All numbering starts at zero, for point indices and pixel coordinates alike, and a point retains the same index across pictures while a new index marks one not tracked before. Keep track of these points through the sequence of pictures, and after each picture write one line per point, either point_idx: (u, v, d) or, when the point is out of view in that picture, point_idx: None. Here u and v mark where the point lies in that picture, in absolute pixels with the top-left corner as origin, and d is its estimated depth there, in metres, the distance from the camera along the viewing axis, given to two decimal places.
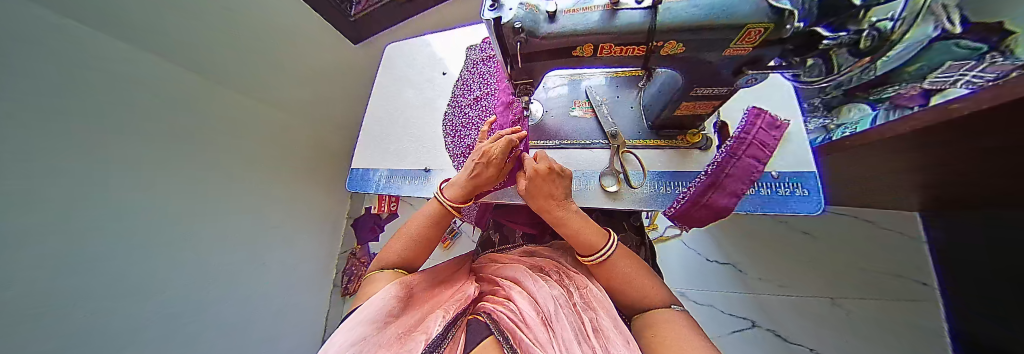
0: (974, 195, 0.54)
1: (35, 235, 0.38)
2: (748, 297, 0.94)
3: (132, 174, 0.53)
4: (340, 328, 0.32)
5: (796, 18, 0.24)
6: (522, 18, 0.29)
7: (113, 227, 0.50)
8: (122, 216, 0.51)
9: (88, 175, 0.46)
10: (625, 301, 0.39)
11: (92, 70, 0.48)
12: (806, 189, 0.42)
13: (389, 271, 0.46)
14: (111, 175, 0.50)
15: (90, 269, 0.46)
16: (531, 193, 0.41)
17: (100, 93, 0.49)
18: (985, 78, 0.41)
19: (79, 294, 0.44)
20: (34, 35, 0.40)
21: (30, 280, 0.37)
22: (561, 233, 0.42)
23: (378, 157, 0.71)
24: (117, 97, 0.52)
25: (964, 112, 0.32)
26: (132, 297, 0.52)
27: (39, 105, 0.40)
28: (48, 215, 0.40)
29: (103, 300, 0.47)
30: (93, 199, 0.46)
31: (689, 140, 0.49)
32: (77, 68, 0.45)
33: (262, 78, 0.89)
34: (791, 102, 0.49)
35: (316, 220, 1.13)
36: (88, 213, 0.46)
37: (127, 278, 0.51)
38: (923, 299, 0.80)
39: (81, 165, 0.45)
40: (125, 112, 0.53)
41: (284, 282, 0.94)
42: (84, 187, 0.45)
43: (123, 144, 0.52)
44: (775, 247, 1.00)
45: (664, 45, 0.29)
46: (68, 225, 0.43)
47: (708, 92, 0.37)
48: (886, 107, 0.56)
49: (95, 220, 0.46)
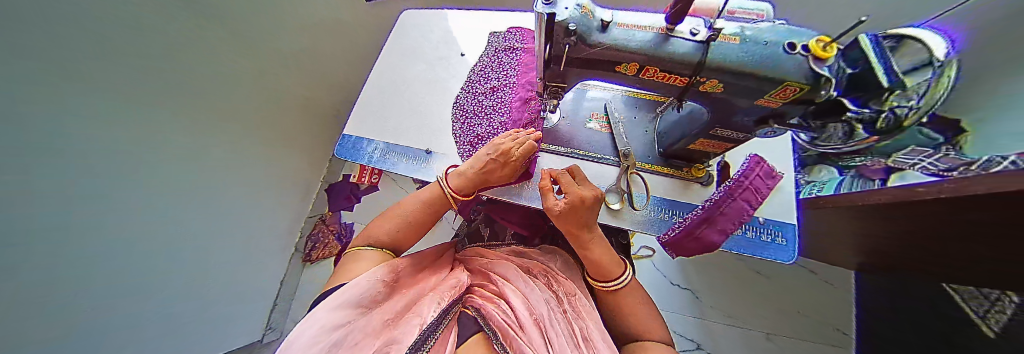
0: (921, 260, 0.62)
1: (54, 219, 0.35)
2: (700, 322, 1.03)
3: (111, 159, 0.43)
4: (317, 309, 0.29)
5: (831, 86, 0.26)
6: (577, 20, 0.28)
7: (107, 217, 0.44)
8: (126, 190, 0.46)
9: (76, 160, 0.37)
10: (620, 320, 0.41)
11: (81, 55, 0.37)
12: (785, 238, 0.46)
13: (377, 251, 0.43)
14: (114, 129, 0.43)
15: (106, 237, 0.43)
16: (570, 222, 0.37)
17: (86, 79, 0.38)
18: (939, 166, 0.50)
19: (88, 265, 0.41)
20: (32, 19, 0.29)
21: (31, 267, 0.33)
22: (584, 258, 0.41)
23: (375, 126, 0.67)
24: (99, 74, 0.40)
25: (929, 196, 0.38)
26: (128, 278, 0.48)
27: (59, 78, 0.34)
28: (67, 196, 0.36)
29: (103, 279, 0.44)
30: (99, 172, 0.41)
31: (693, 173, 0.52)
32: (64, 57, 0.34)
33: (264, 29, 0.77)
34: (789, 157, 0.54)
35: (289, 183, 1.03)
36: (101, 187, 0.42)
37: (123, 255, 0.47)
38: (839, 345, 0.94)
39: (69, 158, 0.36)
40: (106, 92, 0.42)
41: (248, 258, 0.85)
42: (94, 158, 0.40)
43: (106, 130, 0.42)
44: (739, 279, 1.08)
45: (706, 82, 0.30)
46: (87, 202, 0.39)
47: (725, 134, 0.39)
48: (852, 175, 0.63)
49: (105, 186, 0.43)
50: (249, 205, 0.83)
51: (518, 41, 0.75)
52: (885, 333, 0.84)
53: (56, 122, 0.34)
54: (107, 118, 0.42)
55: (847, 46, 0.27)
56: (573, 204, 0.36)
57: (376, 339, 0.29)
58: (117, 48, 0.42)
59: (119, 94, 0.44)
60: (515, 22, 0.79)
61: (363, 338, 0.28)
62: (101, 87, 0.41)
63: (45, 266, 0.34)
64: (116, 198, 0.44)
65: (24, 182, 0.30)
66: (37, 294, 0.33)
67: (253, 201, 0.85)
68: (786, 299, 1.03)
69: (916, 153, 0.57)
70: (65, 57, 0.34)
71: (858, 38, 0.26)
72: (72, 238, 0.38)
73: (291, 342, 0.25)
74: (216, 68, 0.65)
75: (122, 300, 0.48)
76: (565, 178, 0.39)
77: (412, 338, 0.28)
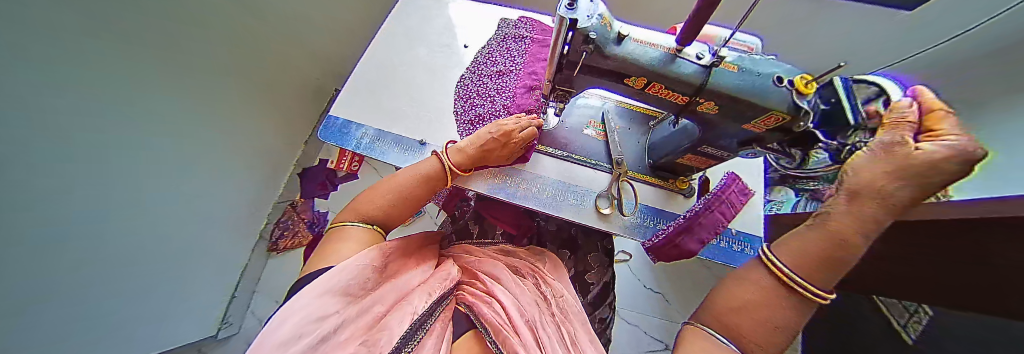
0: None
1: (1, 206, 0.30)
2: (666, 323, 1.13)
3: (68, 139, 0.39)
4: (300, 295, 0.27)
5: (809, 119, 0.28)
6: (597, 30, 0.29)
7: (54, 206, 0.39)
8: (74, 167, 0.40)
9: (31, 147, 0.33)
10: (719, 306, 0.25)
11: (55, 21, 0.33)
12: (752, 249, 0.51)
13: (365, 229, 0.42)
14: (71, 98, 0.38)
15: (50, 217, 0.38)
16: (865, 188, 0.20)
17: (58, 51, 0.34)
18: None
19: (27, 251, 0.36)
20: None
21: None
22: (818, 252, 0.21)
23: (368, 108, 0.63)
24: (69, 45, 0.36)
25: None
26: (66, 268, 0.42)
27: (21, 53, 0.29)
28: (17, 178, 0.32)
29: (42, 266, 0.38)
30: (51, 148, 0.36)
31: (677, 185, 0.55)
32: (35, 27, 0.30)
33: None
34: (758, 177, 0.59)
35: (263, 162, 0.95)
36: (50, 161, 0.36)
37: (64, 240, 0.41)
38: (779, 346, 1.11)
39: (26, 145, 0.32)
40: (79, 62, 0.38)
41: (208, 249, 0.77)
42: (48, 135, 0.35)
43: (68, 106, 0.37)
44: (703, 285, 1.19)
45: (703, 103, 0.33)
46: (33, 181, 0.35)
47: (711, 152, 0.42)
48: (806, 197, 0.75)
49: (55, 164, 0.37)
50: (215, 191, 0.76)
51: (527, 30, 0.75)
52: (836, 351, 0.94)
53: (16, 100, 0.30)
54: (76, 86, 0.38)
55: (822, 86, 0.31)
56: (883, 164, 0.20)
57: (364, 329, 0.28)
58: (91, 16, 0.38)
59: (86, 69, 0.39)
60: (522, 12, 0.80)
61: (353, 331, 0.27)
62: (73, 62, 0.37)
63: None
64: (60, 172, 0.38)
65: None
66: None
67: (221, 186, 0.77)
68: None
69: None
70: (28, 27, 0.30)
71: (831, 80, 0.30)
72: (17, 223, 0.33)
73: (278, 327, 0.24)
74: (197, 40, 0.59)
75: (60, 290, 0.42)
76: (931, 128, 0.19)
77: (404, 328, 0.28)
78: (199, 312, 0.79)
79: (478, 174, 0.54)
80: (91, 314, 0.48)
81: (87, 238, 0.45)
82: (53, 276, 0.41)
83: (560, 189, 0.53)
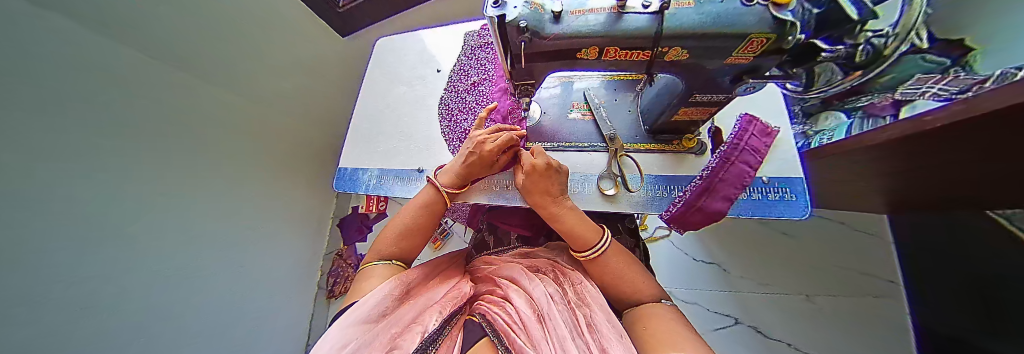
0: (939, 191, 0.58)
1: (53, 221, 0.39)
2: (728, 294, 0.99)
3: (112, 204, 0.47)
4: (333, 328, 0.30)
5: (797, 30, 0.25)
6: (527, 17, 0.29)
7: (109, 261, 0.47)
8: (136, 208, 0.51)
9: (77, 203, 0.42)
10: (613, 291, 0.39)
11: (70, 105, 0.41)
12: (793, 194, 0.44)
13: (388, 265, 0.44)
14: (123, 160, 0.49)
15: (105, 267, 0.46)
16: (529, 189, 0.43)
17: (83, 128, 0.43)
18: (949, 91, 0.47)
19: (92, 270, 0.44)
20: (16, 76, 0.34)
21: (43, 294, 0.37)
22: (554, 228, 0.43)
23: (367, 155, 0.68)
24: (98, 127, 0.45)
25: (937, 125, 0.36)
26: (140, 289, 0.52)
27: (64, 109, 0.40)
28: (69, 206, 0.41)
29: (102, 292, 0.45)
30: (103, 189, 0.46)
31: (684, 145, 0.51)
32: (54, 107, 0.39)
33: (246, 72, 0.81)
34: (781, 110, 0.52)
35: (303, 217, 1.06)
36: (95, 221, 0.45)
37: (137, 267, 0.51)
38: (888, 296, 0.88)
39: (74, 202, 0.42)
40: (104, 140, 0.46)
41: (270, 295, 0.87)
42: (98, 180, 0.45)
43: (108, 179, 0.47)
44: (761, 244, 1.05)
45: (669, 51, 0.30)
46: (82, 223, 0.43)
47: (707, 99, 0.38)
48: (861, 116, 0.61)
49: (102, 226, 0.46)
50: (264, 239, 0.87)
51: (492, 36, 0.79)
52: (947, 274, 0.72)
53: (64, 137, 0.40)
54: (111, 162, 0.48)
55: None
56: (525, 170, 0.43)
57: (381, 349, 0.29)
58: (121, 82, 0.50)
59: (135, 128, 0.52)
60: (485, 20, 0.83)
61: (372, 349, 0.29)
62: (124, 123, 0.50)
63: (44, 261, 0.37)
64: (118, 210, 0.48)
65: (11, 189, 0.33)
66: (33, 288, 0.36)
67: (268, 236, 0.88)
68: (812, 256, 0.99)
69: (922, 81, 0.54)
70: (78, 93, 0.43)
71: None
72: (76, 265, 0.42)
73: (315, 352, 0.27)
74: (212, 109, 0.71)
75: (139, 311, 0.51)
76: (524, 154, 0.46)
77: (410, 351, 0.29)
78: (281, 334, 0.91)
79: (477, 188, 0.54)
80: (176, 328, 0.58)
81: (157, 270, 0.55)
82: (125, 296, 0.49)
83: None
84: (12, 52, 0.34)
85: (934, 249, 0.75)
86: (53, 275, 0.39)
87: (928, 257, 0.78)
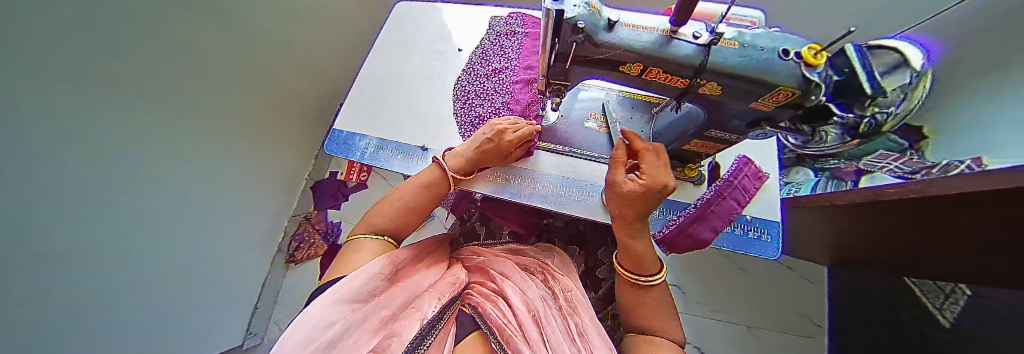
0: (876, 254, 0.68)
1: (59, 206, 0.34)
2: (682, 314, 1.08)
3: (127, 161, 0.43)
4: (318, 300, 0.27)
5: (821, 91, 0.28)
6: (585, 18, 0.29)
7: (120, 241, 0.45)
8: (143, 182, 0.47)
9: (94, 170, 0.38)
10: (637, 319, 0.36)
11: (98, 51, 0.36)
12: (768, 235, 0.49)
13: (377, 240, 0.42)
14: (122, 121, 0.42)
15: (111, 245, 0.43)
16: (635, 201, 0.32)
17: (105, 78, 0.38)
18: (903, 169, 0.57)
19: (95, 262, 0.41)
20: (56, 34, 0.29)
21: (42, 296, 0.33)
22: (625, 245, 0.36)
23: (369, 121, 0.64)
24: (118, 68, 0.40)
25: (908, 195, 0.40)
26: (134, 284, 0.48)
27: (88, 57, 0.35)
28: (84, 182, 0.37)
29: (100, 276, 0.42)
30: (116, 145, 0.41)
31: (685, 173, 0.54)
32: (84, 57, 0.34)
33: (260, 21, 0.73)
34: (772, 158, 0.57)
35: (284, 177, 0.98)
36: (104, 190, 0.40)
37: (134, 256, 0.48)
38: (814, 336, 1.02)
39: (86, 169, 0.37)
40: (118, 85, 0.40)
41: (238, 268, 0.80)
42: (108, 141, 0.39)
43: (120, 133, 0.42)
44: (720, 275, 1.15)
45: (705, 84, 0.32)
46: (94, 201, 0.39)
47: (720, 136, 0.42)
48: (827, 176, 0.69)
49: (112, 201, 0.42)
50: (246, 203, 0.80)
51: (519, 26, 0.78)
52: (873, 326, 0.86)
53: (86, 97, 0.35)
54: (120, 118, 0.41)
55: (834, 55, 0.30)
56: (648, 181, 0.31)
57: (373, 335, 0.27)
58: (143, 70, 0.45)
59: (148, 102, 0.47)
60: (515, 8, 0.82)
61: (360, 335, 0.27)
62: (138, 102, 0.45)
63: (53, 256, 0.34)
64: (129, 172, 0.44)
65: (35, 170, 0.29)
66: (33, 286, 0.32)
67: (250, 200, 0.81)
68: (760, 293, 1.10)
69: (884, 156, 0.64)
70: (84, 75, 0.35)
71: (843, 48, 0.29)
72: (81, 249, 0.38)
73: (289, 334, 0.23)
74: (226, 62, 0.64)
75: (127, 303, 0.47)
76: (648, 154, 0.34)
77: (409, 337, 0.27)
78: (244, 306, 0.86)
79: (482, 176, 0.53)
80: (162, 316, 0.55)
81: (152, 264, 0.51)
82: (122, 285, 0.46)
83: (559, 184, 0.52)
84: (35, 43, 0.28)
85: (865, 304, 0.88)
86: (53, 267, 0.34)
87: (857, 309, 0.92)
